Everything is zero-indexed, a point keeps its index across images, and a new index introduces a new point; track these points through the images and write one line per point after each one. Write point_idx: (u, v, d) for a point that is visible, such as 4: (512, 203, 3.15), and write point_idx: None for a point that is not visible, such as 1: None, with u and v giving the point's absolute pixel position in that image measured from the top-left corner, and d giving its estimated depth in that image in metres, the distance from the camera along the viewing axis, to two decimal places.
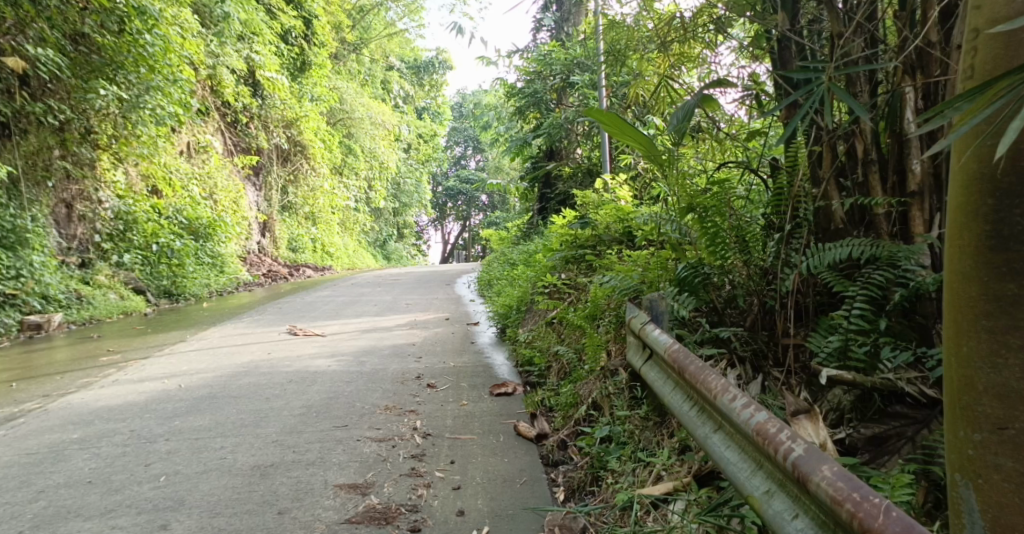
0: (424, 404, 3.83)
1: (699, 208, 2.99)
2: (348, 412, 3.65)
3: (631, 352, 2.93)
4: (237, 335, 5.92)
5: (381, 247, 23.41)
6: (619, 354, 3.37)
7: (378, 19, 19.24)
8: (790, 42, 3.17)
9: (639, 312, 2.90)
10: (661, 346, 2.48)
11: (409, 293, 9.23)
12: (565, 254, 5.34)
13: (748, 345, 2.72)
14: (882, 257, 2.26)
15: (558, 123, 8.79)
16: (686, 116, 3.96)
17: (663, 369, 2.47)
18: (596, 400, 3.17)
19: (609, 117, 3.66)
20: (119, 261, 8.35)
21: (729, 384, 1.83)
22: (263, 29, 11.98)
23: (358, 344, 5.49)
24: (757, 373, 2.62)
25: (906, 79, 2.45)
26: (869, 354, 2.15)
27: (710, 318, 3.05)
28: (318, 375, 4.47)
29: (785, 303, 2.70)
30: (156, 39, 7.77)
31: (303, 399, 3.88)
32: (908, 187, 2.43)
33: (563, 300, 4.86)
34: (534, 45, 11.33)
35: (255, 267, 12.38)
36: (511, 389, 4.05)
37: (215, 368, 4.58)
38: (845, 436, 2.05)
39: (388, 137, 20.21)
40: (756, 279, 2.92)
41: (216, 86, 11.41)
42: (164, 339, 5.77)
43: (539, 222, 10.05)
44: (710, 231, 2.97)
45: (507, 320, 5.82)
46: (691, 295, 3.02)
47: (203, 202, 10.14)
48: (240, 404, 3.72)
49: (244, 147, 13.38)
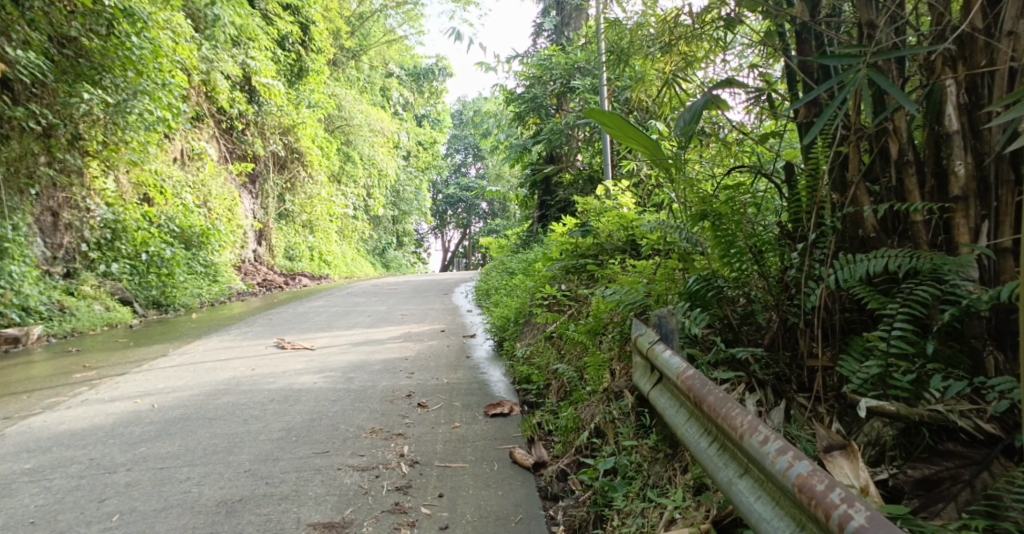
0: (413, 426, 3.56)
1: (712, 214, 2.74)
2: (330, 435, 3.38)
3: (639, 374, 2.65)
4: (222, 348, 5.64)
5: (380, 255, 23.11)
6: (624, 374, 3.10)
7: (377, 26, 19.03)
8: (809, 35, 2.91)
9: (647, 329, 2.62)
10: (672, 370, 2.20)
11: (405, 303, 8.94)
12: (566, 264, 5.06)
13: (769, 369, 2.44)
14: (924, 270, 1.99)
15: (558, 129, 8.55)
16: (693, 117, 3.71)
17: (675, 396, 2.19)
18: (598, 426, 2.89)
19: (612, 117, 3.41)
20: (106, 271, 8.04)
21: (757, 420, 1.56)
22: (259, 34, 11.74)
23: (348, 359, 5.22)
24: (780, 399, 2.34)
25: (945, 72, 2.19)
26: (914, 382, 1.88)
27: (723, 335, 2.77)
28: (303, 393, 4.19)
29: (809, 320, 2.42)
30: (145, 43, 7.51)
31: (283, 420, 3.61)
32: (950, 192, 2.16)
33: (564, 313, 4.58)
34: (534, 49, 11.09)
35: (250, 277, 12.08)
36: (507, 410, 3.78)
37: (193, 386, 4.32)
38: (888, 477, 1.77)
39: (388, 144, 19.96)
40: (775, 292, 2.65)
41: (211, 92, 11.16)
42: (145, 353, 5.51)
43: (540, 230, 9.77)
44: (725, 240, 2.71)
45: (505, 333, 5.55)
46: (704, 310, 2.75)
47: (196, 209, 9.84)
48: (214, 426, 3.45)
49: (241, 154, 13.12)
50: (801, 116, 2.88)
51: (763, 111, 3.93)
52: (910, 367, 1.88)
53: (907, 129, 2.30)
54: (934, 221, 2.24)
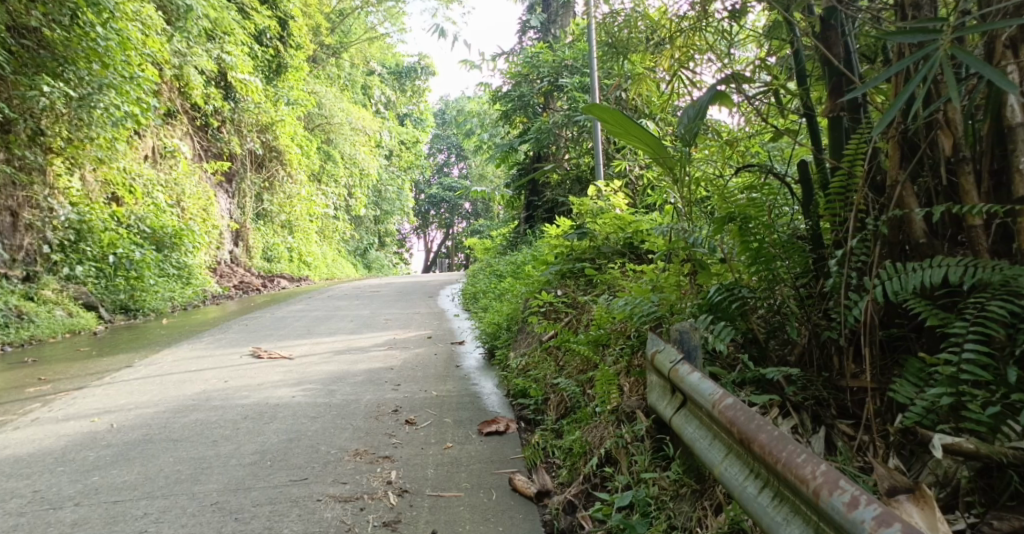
0: (401, 447, 3.25)
1: (740, 217, 2.50)
2: (309, 459, 3.07)
3: (656, 394, 2.39)
4: (192, 358, 5.29)
5: (361, 256, 22.65)
6: (635, 391, 2.83)
7: (357, 23, 18.65)
8: (836, 21, 2.67)
9: (666, 345, 2.35)
10: (702, 396, 1.93)
11: (389, 307, 8.59)
12: (561, 268, 4.75)
13: (806, 390, 2.17)
14: (995, 282, 1.75)
15: (546, 127, 8.25)
16: (699, 114, 3.43)
17: (704, 424, 1.92)
18: (608, 452, 2.61)
19: (613, 113, 3.14)
20: (70, 274, 7.60)
21: (834, 473, 1.32)
22: (235, 28, 11.33)
23: (329, 369, 4.89)
24: (821, 427, 2.07)
25: (1005, 58, 1.97)
26: (995, 415, 1.64)
27: (749, 350, 2.50)
28: (279, 409, 3.87)
29: (851, 336, 2.17)
30: (111, 33, 7.16)
31: (257, 441, 3.29)
32: (1016, 192, 1.90)
33: (561, 320, 4.30)
34: (520, 47, 10.82)
35: (225, 279, 11.65)
36: (503, 427, 3.49)
37: (158, 401, 3.97)
38: (966, 528, 1.58)
39: (369, 143, 19.56)
40: (806, 303, 2.40)
41: (184, 87, 10.77)
42: (108, 364, 5.14)
43: (527, 232, 9.49)
44: (752, 246, 2.47)
45: (496, 340, 5.26)
46: (727, 324, 2.49)
47: (169, 209, 9.45)
48: (179, 449, 3.14)
49: (216, 152, 12.70)
50: (826, 112, 2.64)
51: (771, 109, 3.69)
52: (989, 397, 1.65)
53: (961, 123, 2.05)
54: (992, 226, 1.99)
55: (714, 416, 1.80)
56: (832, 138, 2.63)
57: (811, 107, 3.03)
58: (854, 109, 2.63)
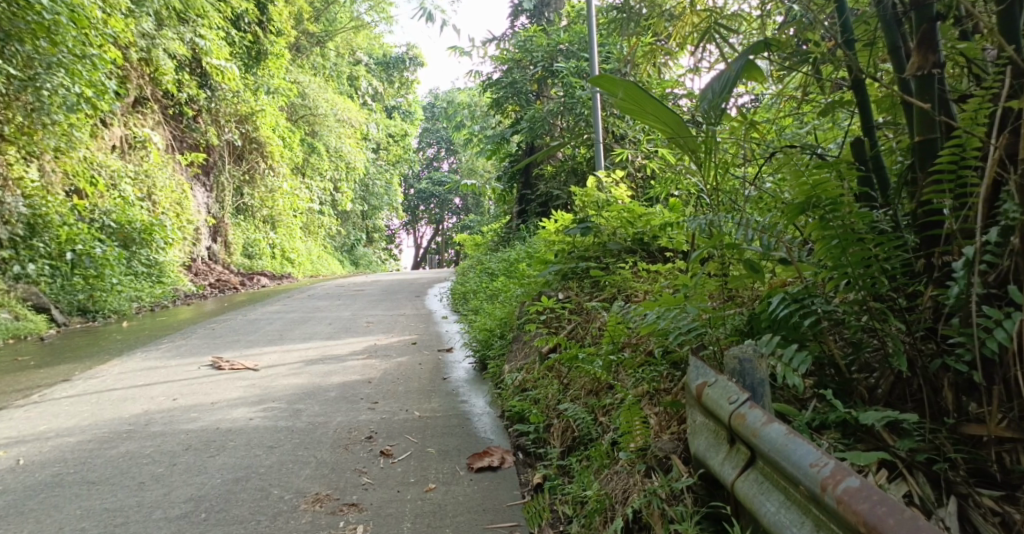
0: (373, 489, 2.64)
1: (827, 203, 1.88)
2: (257, 509, 2.46)
3: (707, 440, 1.78)
4: (142, 370, 4.64)
5: (347, 252, 21.96)
6: (666, 430, 2.24)
7: (343, 11, 17.85)
8: None
9: (720, 378, 1.73)
10: (801, 468, 1.32)
11: (372, 308, 7.97)
12: (562, 267, 4.16)
13: (921, 444, 1.59)
14: None
15: (540, 115, 7.61)
16: (726, 89, 2.75)
17: (805, 508, 1.32)
18: (637, 519, 2.00)
19: (627, 88, 2.52)
20: (21, 273, 6.91)
21: None
22: (209, 10, 10.55)
23: (297, 382, 4.27)
24: (949, 498, 1.49)
25: None
26: None
27: (825, 382, 1.91)
28: (232, 436, 3.24)
29: (987, 365, 1.62)
30: (60, 5, 6.19)
31: (195, 483, 2.67)
32: None
33: (562, 329, 3.69)
34: (512, 32, 10.14)
35: (200, 277, 10.96)
36: (496, 462, 2.87)
37: (86, 427, 3.34)
38: None
39: (355, 136, 18.81)
40: (910, 321, 1.82)
41: (155, 73, 10.04)
42: (42, 378, 4.47)
43: (520, 227, 8.87)
44: (836, 242, 1.87)
45: (488, 348, 4.67)
46: (799, 348, 1.89)
47: (138, 202, 8.82)
48: (90, 498, 2.52)
49: (191, 143, 11.99)
50: (912, 68, 2.02)
51: (807, 82, 3.09)
52: None
53: None
54: None
55: (835, 512, 1.20)
56: (915, 100, 2.01)
57: (856, 75, 2.45)
58: (942, 66, 2.02)
